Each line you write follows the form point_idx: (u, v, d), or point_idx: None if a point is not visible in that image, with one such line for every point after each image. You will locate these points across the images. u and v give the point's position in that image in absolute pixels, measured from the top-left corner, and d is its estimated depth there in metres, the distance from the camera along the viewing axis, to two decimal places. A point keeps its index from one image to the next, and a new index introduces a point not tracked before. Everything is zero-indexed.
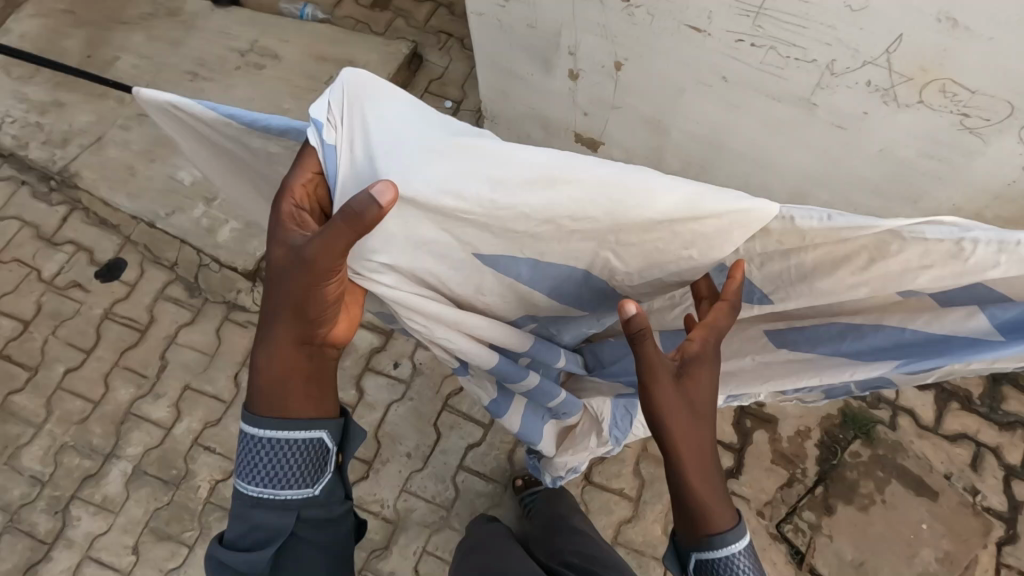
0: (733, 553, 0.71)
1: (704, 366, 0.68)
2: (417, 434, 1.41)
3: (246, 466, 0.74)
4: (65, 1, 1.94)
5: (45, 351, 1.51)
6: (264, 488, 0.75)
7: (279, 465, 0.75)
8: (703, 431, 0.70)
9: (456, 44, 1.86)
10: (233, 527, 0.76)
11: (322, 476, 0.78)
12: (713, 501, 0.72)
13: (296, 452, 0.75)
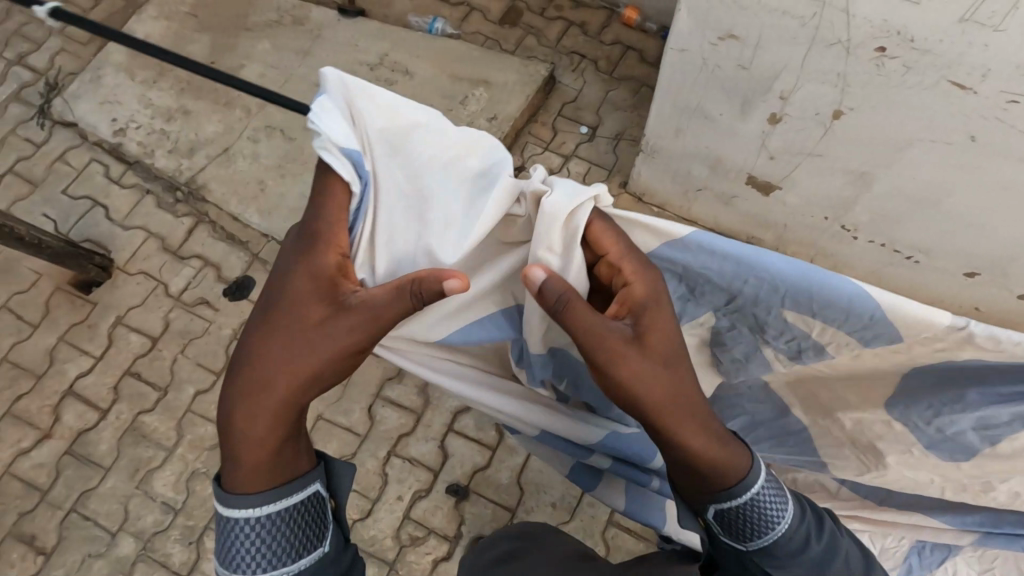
0: (751, 491, 0.79)
1: (652, 308, 0.79)
2: (562, 482, 1.35)
3: (238, 554, 0.74)
4: (188, 3, 1.90)
5: (174, 370, 1.47)
6: (269, 569, 0.74)
7: (277, 540, 0.74)
8: (671, 374, 0.80)
9: (590, 66, 1.79)
10: None
11: (325, 530, 0.78)
12: (708, 446, 0.80)
13: (285, 521, 0.75)
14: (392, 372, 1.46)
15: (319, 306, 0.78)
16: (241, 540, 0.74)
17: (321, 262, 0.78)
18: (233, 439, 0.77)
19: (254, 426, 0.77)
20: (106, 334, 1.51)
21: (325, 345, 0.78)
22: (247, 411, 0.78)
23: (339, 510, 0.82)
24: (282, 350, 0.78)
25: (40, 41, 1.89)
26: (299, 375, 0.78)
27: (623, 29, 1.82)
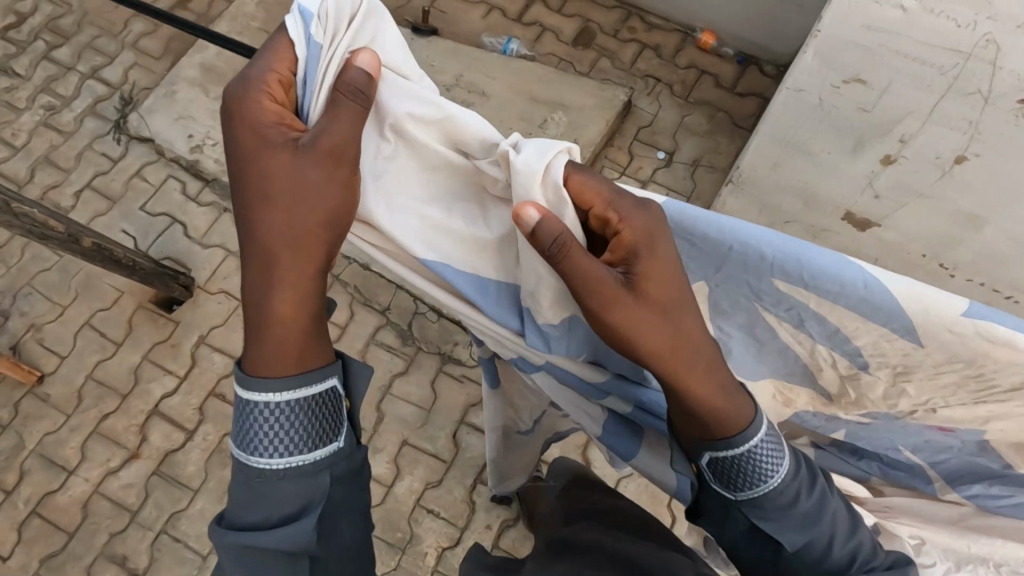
0: (753, 445, 0.67)
1: (649, 253, 0.63)
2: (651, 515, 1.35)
3: (248, 434, 0.65)
4: (260, 19, 1.91)
5: None
6: (280, 458, 0.66)
7: (288, 428, 0.66)
8: (678, 324, 0.65)
9: (665, 90, 1.78)
10: (254, 512, 0.67)
11: (341, 427, 0.69)
12: (721, 395, 0.67)
13: (301, 408, 0.66)
14: (476, 398, 1.46)
15: (277, 153, 0.64)
16: (252, 421, 0.65)
17: (258, 108, 0.64)
18: (255, 328, 0.68)
19: (282, 301, 0.68)
20: (189, 354, 1.52)
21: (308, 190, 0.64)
22: (267, 292, 0.68)
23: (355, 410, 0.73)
24: (270, 213, 0.66)
25: (114, 54, 1.90)
26: (300, 237, 0.66)
27: (699, 53, 1.81)
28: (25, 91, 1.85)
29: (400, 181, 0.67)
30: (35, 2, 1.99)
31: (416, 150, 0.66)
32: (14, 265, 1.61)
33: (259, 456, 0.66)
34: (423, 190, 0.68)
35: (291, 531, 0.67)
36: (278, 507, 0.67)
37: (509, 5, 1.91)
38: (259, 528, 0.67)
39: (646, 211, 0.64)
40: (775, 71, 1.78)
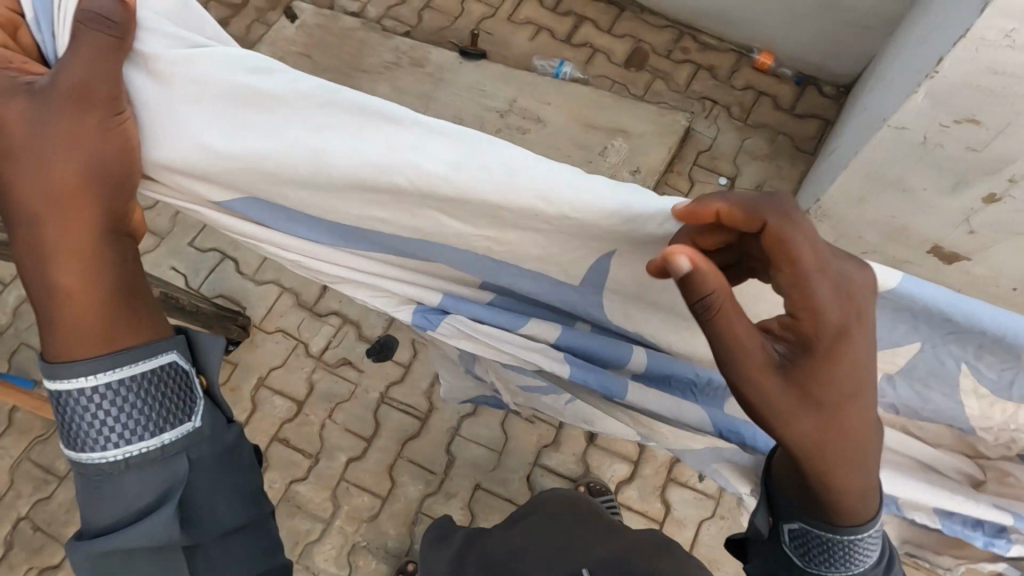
0: (859, 539, 0.63)
1: (832, 345, 0.56)
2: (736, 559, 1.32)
3: (80, 429, 0.63)
4: (301, 43, 1.85)
5: (324, 437, 1.44)
6: (119, 448, 0.64)
7: (122, 416, 0.63)
8: (830, 422, 0.59)
9: (722, 112, 1.74)
10: (103, 510, 0.64)
11: (191, 403, 0.68)
12: (847, 490, 0.61)
13: (136, 390, 0.64)
14: (549, 439, 1.42)
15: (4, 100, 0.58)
16: (80, 415, 0.62)
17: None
18: (37, 300, 0.64)
19: (59, 273, 0.62)
20: (249, 398, 1.47)
21: (37, 138, 0.58)
22: (43, 261, 0.62)
23: (216, 390, 0.71)
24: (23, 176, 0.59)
25: None
26: (80, 199, 0.61)
27: (755, 74, 1.77)
28: None
29: (184, 128, 0.64)
30: None
31: (191, 90, 0.63)
32: None
33: (90, 450, 0.63)
34: (201, 135, 0.64)
35: (146, 522, 0.64)
36: (126, 503, 0.64)
37: (557, 25, 1.87)
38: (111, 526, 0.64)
39: (847, 280, 0.56)
40: (835, 92, 1.73)
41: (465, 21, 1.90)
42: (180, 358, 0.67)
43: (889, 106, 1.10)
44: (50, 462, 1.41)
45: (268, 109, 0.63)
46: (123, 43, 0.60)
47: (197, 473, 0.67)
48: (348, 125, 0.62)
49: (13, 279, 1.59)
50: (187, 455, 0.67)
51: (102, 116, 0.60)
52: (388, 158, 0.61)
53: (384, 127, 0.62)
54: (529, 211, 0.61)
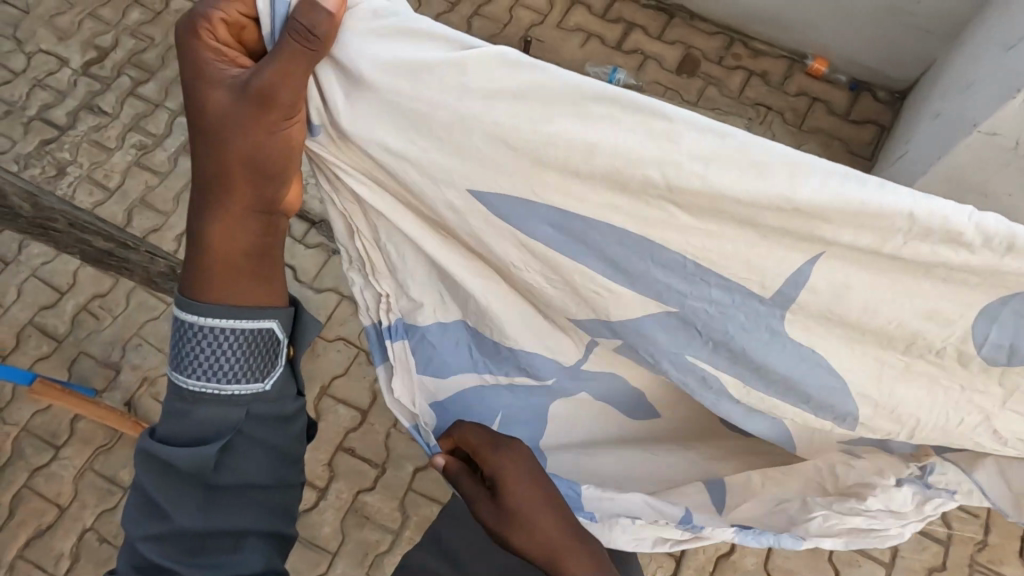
0: None
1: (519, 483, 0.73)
2: (812, 570, 1.30)
3: (181, 354, 0.70)
4: None
5: (390, 445, 1.42)
6: (205, 383, 0.70)
7: (217, 358, 0.70)
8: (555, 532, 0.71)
9: (778, 118, 1.73)
10: (170, 423, 0.71)
11: (272, 367, 0.74)
12: None
13: (236, 341, 0.71)
14: None
15: (214, 85, 0.63)
16: (190, 346, 0.70)
17: (197, 42, 0.62)
18: (190, 241, 0.72)
19: (211, 232, 0.70)
20: (313, 407, 1.46)
21: (218, 129, 0.64)
22: (202, 214, 0.70)
23: (296, 361, 0.78)
24: (207, 153, 0.66)
25: None
26: (239, 183, 0.67)
27: (808, 79, 1.76)
28: (115, 129, 1.79)
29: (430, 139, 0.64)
30: (116, 36, 1.93)
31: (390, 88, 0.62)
32: (119, 314, 1.55)
33: (183, 376, 0.70)
34: (377, 128, 0.65)
35: (195, 450, 0.69)
36: (193, 426, 0.71)
37: (606, 32, 1.87)
38: (171, 442, 0.70)
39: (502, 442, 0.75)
40: (889, 97, 1.72)
41: (514, 28, 1.90)
42: (277, 329, 0.74)
43: (978, 110, 1.09)
44: (115, 472, 1.40)
45: (520, 119, 0.60)
46: (319, 56, 0.59)
47: (249, 425, 0.72)
48: (562, 122, 0.59)
49: (71, 288, 1.58)
50: (247, 410, 0.72)
51: (278, 118, 0.63)
52: (657, 156, 0.57)
53: (588, 112, 0.58)
54: (708, 193, 0.58)
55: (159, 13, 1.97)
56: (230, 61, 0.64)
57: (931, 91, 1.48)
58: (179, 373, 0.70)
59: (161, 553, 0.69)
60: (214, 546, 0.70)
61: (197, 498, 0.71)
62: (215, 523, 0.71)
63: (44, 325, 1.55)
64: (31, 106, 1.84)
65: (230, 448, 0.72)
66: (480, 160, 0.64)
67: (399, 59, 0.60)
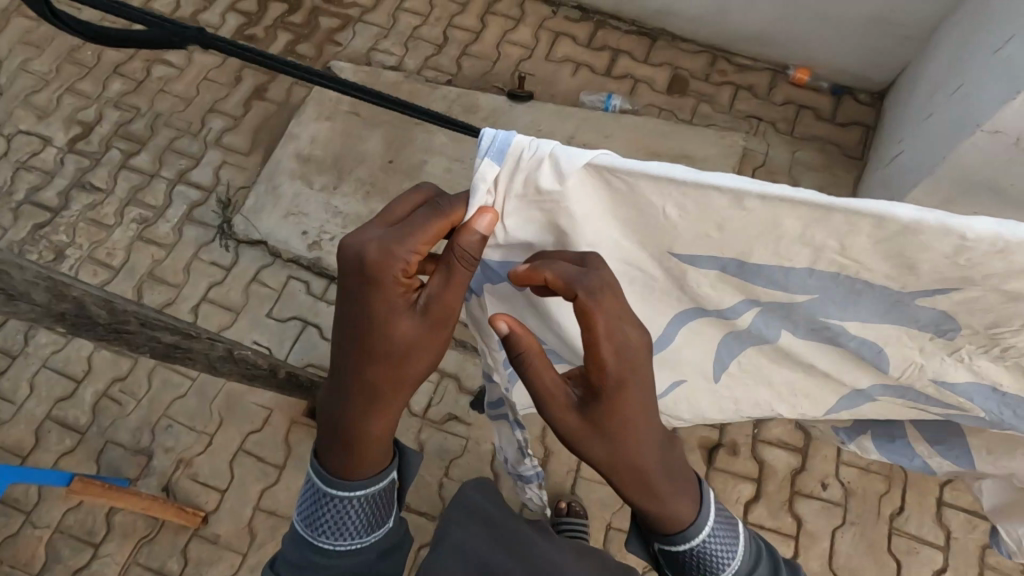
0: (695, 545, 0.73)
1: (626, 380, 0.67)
2: (876, 564, 1.33)
3: (312, 515, 0.76)
4: (347, 101, 1.84)
5: (444, 496, 1.40)
6: (340, 541, 0.75)
7: (349, 518, 0.75)
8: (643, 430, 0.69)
9: (770, 128, 1.80)
10: (306, 572, 0.76)
11: (392, 510, 0.79)
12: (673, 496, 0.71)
13: (362, 505, 0.75)
14: None
15: (395, 312, 0.66)
16: (321, 510, 0.75)
17: (384, 285, 0.64)
18: (344, 436, 0.73)
19: (374, 424, 0.72)
20: None
21: (388, 341, 0.67)
22: (362, 413, 0.72)
23: (405, 489, 0.82)
24: (374, 362, 0.68)
25: (199, 155, 1.80)
26: (405, 381, 0.71)
27: (793, 89, 1.85)
28: (111, 205, 1.74)
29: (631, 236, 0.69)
30: (99, 109, 1.88)
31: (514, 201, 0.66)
32: (143, 396, 1.49)
33: (319, 537, 0.75)
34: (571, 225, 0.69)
35: None
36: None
37: (595, 61, 1.92)
38: None
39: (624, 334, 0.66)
40: (870, 98, 1.82)
41: (504, 64, 1.93)
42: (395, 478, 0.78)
43: (982, 109, 1.17)
44: (162, 563, 1.34)
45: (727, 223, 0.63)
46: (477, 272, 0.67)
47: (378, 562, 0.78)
48: (752, 231, 0.63)
49: (86, 375, 1.51)
50: (376, 551, 0.78)
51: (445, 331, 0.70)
52: (851, 242, 0.61)
53: (800, 218, 0.61)
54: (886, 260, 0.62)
55: (141, 82, 1.92)
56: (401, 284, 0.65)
57: (913, 92, 1.57)
58: (310, 531, 0.76)
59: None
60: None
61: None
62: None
63: (63, 417, 1.48)
64: (18, 190, 1.77)
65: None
66: (656, 237, 0.68)
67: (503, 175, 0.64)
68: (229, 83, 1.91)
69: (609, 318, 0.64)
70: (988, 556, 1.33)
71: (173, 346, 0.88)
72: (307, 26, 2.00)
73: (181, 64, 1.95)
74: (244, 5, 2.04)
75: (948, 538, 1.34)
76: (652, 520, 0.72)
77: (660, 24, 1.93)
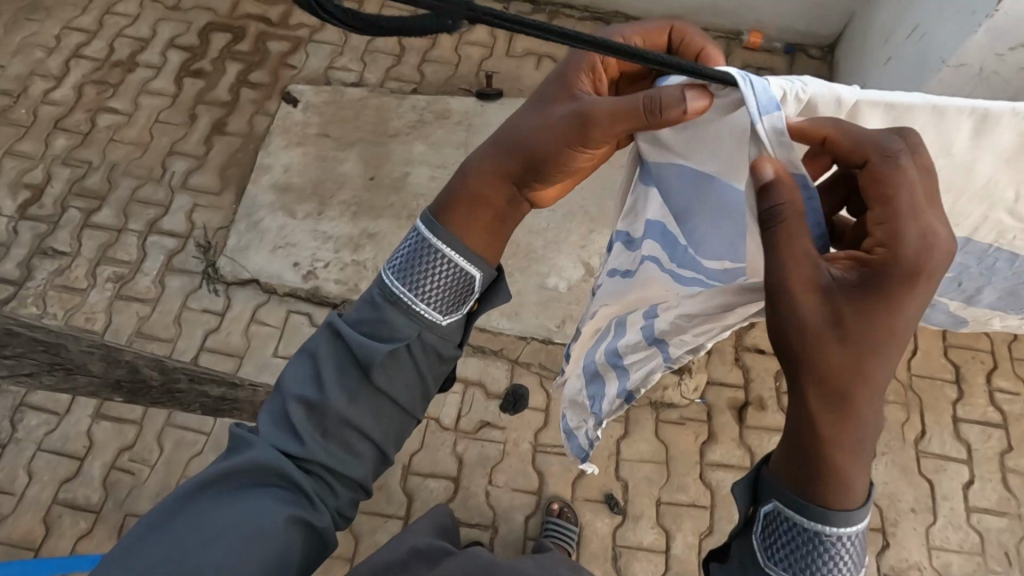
0: (821, 533, 0.58)
1: (903, 282, 0.55)
2: (911, 487, 1.40)
3: (400, 251, 0.71)
4: (314, 124, 1.79)
5: (493, 503, 1.39)
6: (405, 287, 0.69)
7: (425, 265, 0.69)
8: (877, 348, 0.56)
9: None
10: (361, 311, 0.70)
11: (454, 310, 0.70)
12: (844, 440, 0.58)
13: (443, 265, 0.69)
14: (705, 434, 1.44)
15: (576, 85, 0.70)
16: (411, 249, 0.70)
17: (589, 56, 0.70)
18: (453, 187, 0.73)
19: (475, 178, 0.72)
20: (402, 489, 1.40)
21: (542, 111, 0.70)
22: (475, 169, 0.73)
23: (477, 315, 0.73)
24: (530, 126, 0.70)
25: (167, 202, 1.71)
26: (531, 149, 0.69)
27: (748, 53, 1.91)
28: (80, 268, 1.64)
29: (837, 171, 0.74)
30: (47, 169, 1.76)
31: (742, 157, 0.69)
32: (157, 460, 1.41)
33: (394, 279, 0.69)
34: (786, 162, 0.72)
35: (376, 344, 0.67)
36: (382, 332, 0.68)
37: (556, 51, 1.93)
38: (360, 327, 0.69)
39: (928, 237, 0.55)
40: (820, 52, 1.89)
41: (467, 65, 1.91)
42: (478, 276, 0.70)
43: (943, 47, 1.25)
44: None
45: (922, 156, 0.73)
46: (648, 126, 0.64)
47: (415, 349, 0.69)
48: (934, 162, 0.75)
49: (90, 450, 1.42)
50: (422, 337, 0.69)
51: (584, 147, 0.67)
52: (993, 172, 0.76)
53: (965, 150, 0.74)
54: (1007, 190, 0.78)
55: (88, 134, 1.81)
56: (592, 73, 0.70)
57: (865, 38, 1.65)
58: (389, 271, 0.70)
59: (296, 417, 0.66)
60: (337, 430, 0.67)
61: (350, 384, 0.67)
62: (352, 417, 0.67)
63: (73, 499, 1.38)
64: None
65: (392, 358, 0.68)
66: None
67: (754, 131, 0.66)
68: (184, 122, 1.82)
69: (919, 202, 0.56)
70: (1007, 460, 1.41)
71: (221, 399, 1.11)
72: (256, 53, 1.92)
73: (128, 110, 1.85)
74: (185, 39, 1.95)
75: (969, 449, 1.42)
76: (809, 473, 0.58)
77: (612, 7, 1.97)
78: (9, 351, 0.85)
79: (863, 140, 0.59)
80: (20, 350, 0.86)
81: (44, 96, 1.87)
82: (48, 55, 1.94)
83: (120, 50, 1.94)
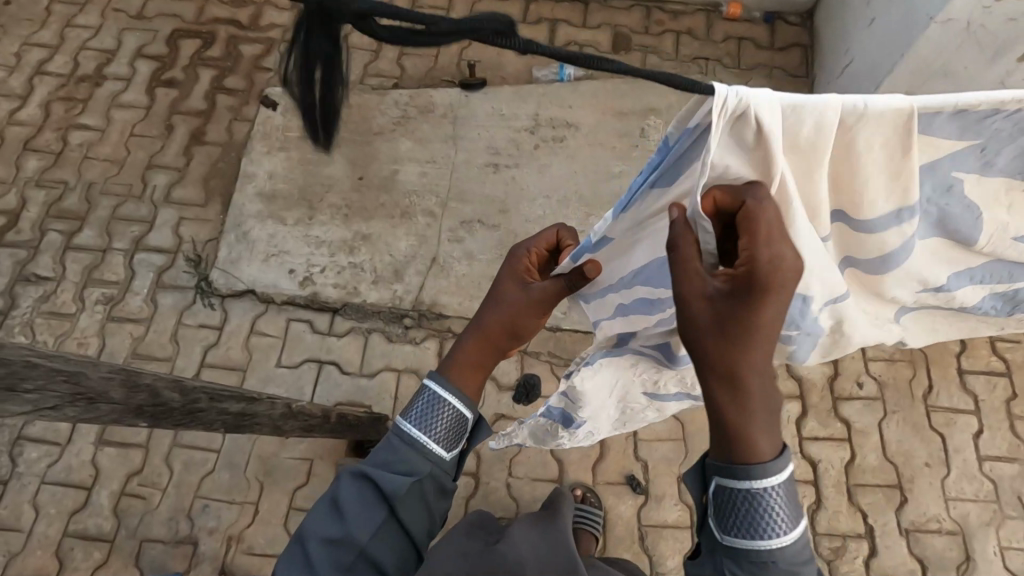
0: (764, 488, 0.59)
1: (770, 287, 0.55)
2: (923, 442, 1.42)
3: (417, 405, 0.76)
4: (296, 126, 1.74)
5: (515, 496, 1.38)
6: (418, 433, 0.75)
7: (433, 417, 0.75)
8: (753, 350, 0.55)
9: (718, 66, 1.83)
10: (379, 452, 0.75)
11: (455, 448, 0.77)
12: (750, 422, 0.57)
13: (451, 411, 0.76)
14: None
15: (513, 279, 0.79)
16: (421, 397, 0.77)
17: (516, 258, 0.80)
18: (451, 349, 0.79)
19: (461, 352, 0.79)
20: None
21: (499, 299, 0.79)
22: (457, 345, 0.79)
23: (467, 453, 0.80)
24: (492, 310, 0.79)
25: (151, 217, 1.66)
26: (501, 328, 0.79)
27: (729, 24, 1.90)
28: (67, 292, 1.58)
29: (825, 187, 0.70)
30: (20, 193, 1.70)
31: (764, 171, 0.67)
32: (167, 484, 1.37)
33: (409, 425, 0.75)
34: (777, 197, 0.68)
35: (390, 484, 0.72)
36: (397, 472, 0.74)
37: (536, 35, 1.89)
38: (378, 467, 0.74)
39: (777, 261, 0.56)
40: (799, 19, 1.89)
41: (447, 56, 1.87)
42: (472, 417, 0.78)
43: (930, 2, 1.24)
44: None
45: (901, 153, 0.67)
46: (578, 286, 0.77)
47: (427, 485, 0.74)
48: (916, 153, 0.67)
49: (96, 478, 1.38)
50: (432, 475, 0.74)
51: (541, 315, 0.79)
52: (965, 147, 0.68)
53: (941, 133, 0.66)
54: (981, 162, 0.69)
55: (61, 153, 1.74)
56: (527, 269, 0.80)
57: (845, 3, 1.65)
58: (408, 419, 0.75)
59: (315, 554, 0.71)
60: (356, 564, 0.72)
61: (371, 523, 0.72)
62: (369, 547, 0.72)
63: (84, 530, 1.34)
64: None
65: (409, 493, 0.73)
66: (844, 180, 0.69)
67: (694, 175, 0.66)
68: (161, 133, 1.76)
69: (764, 230, 0.59)
70: (1013, 408, 1.44)
71: (240, 414, 1.08)
72: (229, 57, 1.86)
73: (101, 125, 1.78)
74: (153, 48, 1.88)
75: (976, 401, 1.45)
76: (727, 447, 0.59)
77: None
78: (28, 385, 0.73)
79: (736, 190, 0.64)
80: (40, 383, 0.74)
81: (9, 116, 1.80)
82: (8, 73, 1.86)
83: (85, 64, 1.86)
